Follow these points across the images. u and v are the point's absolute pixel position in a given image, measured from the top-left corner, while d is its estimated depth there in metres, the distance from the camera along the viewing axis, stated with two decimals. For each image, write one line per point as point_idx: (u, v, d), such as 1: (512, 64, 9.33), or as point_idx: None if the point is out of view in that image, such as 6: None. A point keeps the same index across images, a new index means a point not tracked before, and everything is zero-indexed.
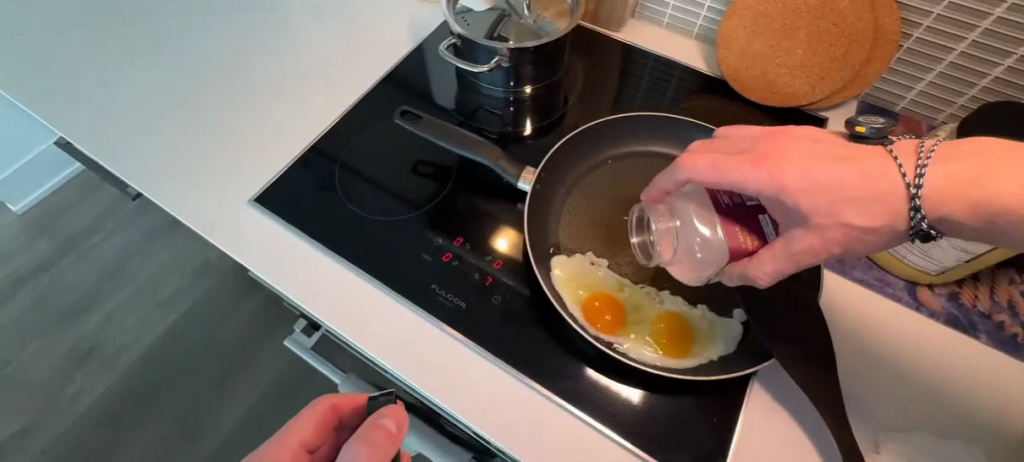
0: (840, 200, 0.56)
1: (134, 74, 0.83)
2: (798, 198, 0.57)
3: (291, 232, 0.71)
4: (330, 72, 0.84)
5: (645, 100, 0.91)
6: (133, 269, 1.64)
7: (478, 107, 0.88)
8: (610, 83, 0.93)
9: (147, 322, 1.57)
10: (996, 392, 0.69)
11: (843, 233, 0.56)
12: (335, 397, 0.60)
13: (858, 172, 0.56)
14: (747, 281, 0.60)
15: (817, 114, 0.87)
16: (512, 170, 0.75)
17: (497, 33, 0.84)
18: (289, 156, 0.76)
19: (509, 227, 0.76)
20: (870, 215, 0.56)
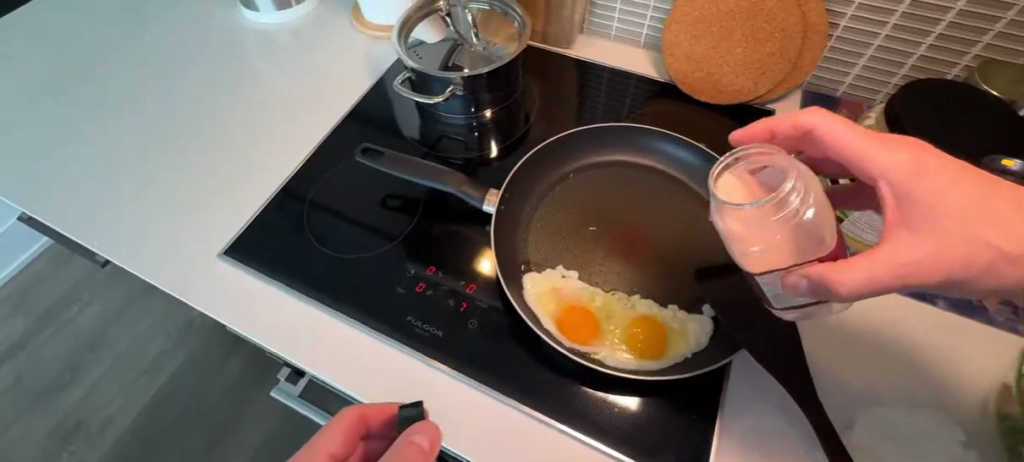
0: (972, 218, 0.47)
1: (83, 153, 0.88)
2: (926, 198, 0.48)
3: (251, 272, 0.71)
4: (290, 125, 0.90)
5: (609, 111, 0.93)
6: (114, 338, 1.62)
7: (441, 136, 0.92)
8: (571, 96, 0.96)
9: (133, 390, 1.54)
10: (955, 357, 0.64)
11: (971, 254, 0.47)
12: (364, 406, 0.58)
13: (1000, 196, 0.48)
14: (828, 293, 0.47)
15: (764, 107, 0.88)
16: (477, 193, 0.70)
17: (451, 63, 0.88)
18: (253, 207, 0.79)
19: (488, 248, 0.71)
20: (998, 238, 0.47)
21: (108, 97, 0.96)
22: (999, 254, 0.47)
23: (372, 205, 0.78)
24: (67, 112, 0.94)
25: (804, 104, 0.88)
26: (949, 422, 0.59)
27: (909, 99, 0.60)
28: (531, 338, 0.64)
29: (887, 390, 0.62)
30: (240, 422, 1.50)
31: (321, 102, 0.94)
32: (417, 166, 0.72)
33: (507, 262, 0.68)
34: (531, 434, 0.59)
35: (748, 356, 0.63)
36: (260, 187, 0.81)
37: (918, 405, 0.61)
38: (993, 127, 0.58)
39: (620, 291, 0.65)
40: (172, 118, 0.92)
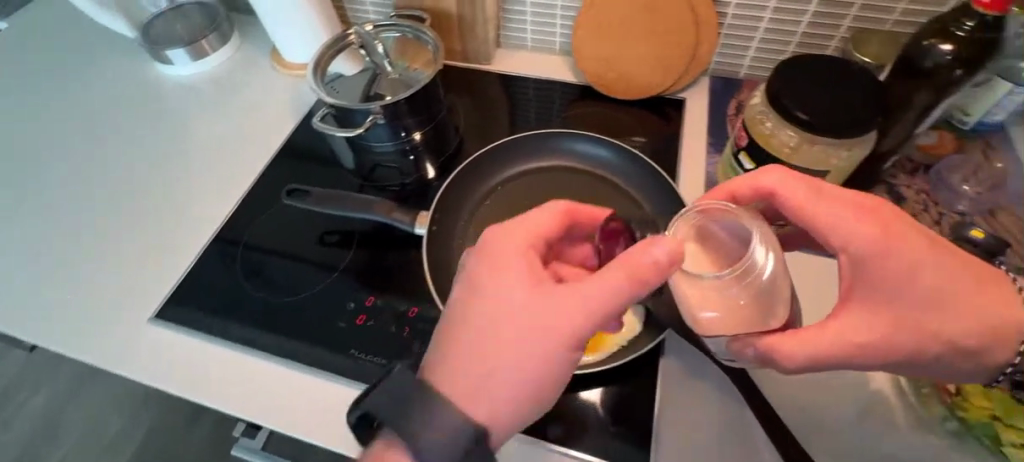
0: (927, 309, 0.53)
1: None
2: (885, 285, 0.53)
3: (187, 331, 0.70)
4: (219, 178, 0.90)
5: (537, 119, 0.97)
6: (67, 424, 1.53)
7: (375, 164, 0.94)
8: (500, 111, 0.99)
9: None
10: None
11: (924, 338, 0.53)
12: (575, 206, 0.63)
13: (961, 286, 0.53)
14: (769, 361, 0.53)
15: (675, 97, 0.93)
16: (407, 217, 0.71)
17: (373, 92, 0.89)
18: (184, 266, 0.77)
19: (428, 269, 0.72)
20: (951, 327, 0.53)
21: (20, 176, 0.92)
22: (953, 343, 0.53)
23: (306, 244, 0.77)
24: None
25: (712, 90, 0.93)
26: None
27: (792, 70, 0.63)
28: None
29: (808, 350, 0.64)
30: None
31: (249, 151, 0.94)
32: (344, 201, 0.72)
33: (445, 281, 0.69)
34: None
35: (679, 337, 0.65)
36: (191, 242, 0.80)
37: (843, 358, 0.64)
38: (860, 97, 0.61)
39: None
40: (94, 186, 0.90)
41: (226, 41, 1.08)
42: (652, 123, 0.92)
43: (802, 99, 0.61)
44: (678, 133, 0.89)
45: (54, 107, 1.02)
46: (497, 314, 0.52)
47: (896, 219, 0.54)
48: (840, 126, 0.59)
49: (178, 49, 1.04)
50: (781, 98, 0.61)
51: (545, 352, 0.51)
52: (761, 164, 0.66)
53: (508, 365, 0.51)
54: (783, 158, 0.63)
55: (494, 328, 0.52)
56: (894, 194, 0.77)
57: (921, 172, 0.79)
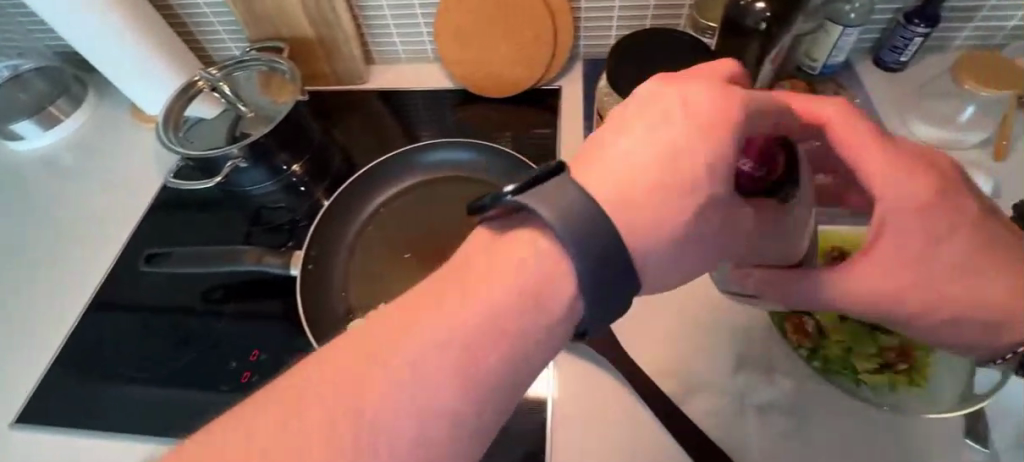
0: (947, 275, 0.45)
1: None
2: (898, 231, 0.44)
3: (59, 429, 0.67)
4: (84, 254, 0.84)
5: (434, 129, 0.93)
6: None
7: (260, 208, 0.88)
8: (388, 127, 0.94)
9: None
10: None
11: (930, 295, 0.45)
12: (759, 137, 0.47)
13: (993, 271, 0.45)
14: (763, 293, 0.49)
15: (551, 86, 0.93)
16: (278, 260, 0.69)
17: (239, 132, 0.84)
18: (49, 358, 0.74)
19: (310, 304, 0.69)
20: (966, 288, 0.45)
21: None
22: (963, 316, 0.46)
23: (183, 306, 0.74)
24: None
25: (585, 74, 0.94)
26: None
27: (636, 44, 0.66)
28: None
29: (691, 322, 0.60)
30: None
31: (113, 218, 0.87)
32: (204, 256, 0.69)
33: (326, 319, 0.67)
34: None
35: None
36: (57, 331, 0.76)
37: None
38: (698, 68, 0.64)
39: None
40: None
41: (79, 103, 0.99)
42: (531, 118, 0.91)
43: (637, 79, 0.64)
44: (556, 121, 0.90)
45: None
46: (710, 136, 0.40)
47: (959, 187, 0.46)
48: None
49: (25, 122, 0.96)
50: (618, 81, 0.64)
51: (674, 210, 0.39)
52: None
53: (637, 233, 0.39)
54: None
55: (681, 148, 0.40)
56: None
57: None
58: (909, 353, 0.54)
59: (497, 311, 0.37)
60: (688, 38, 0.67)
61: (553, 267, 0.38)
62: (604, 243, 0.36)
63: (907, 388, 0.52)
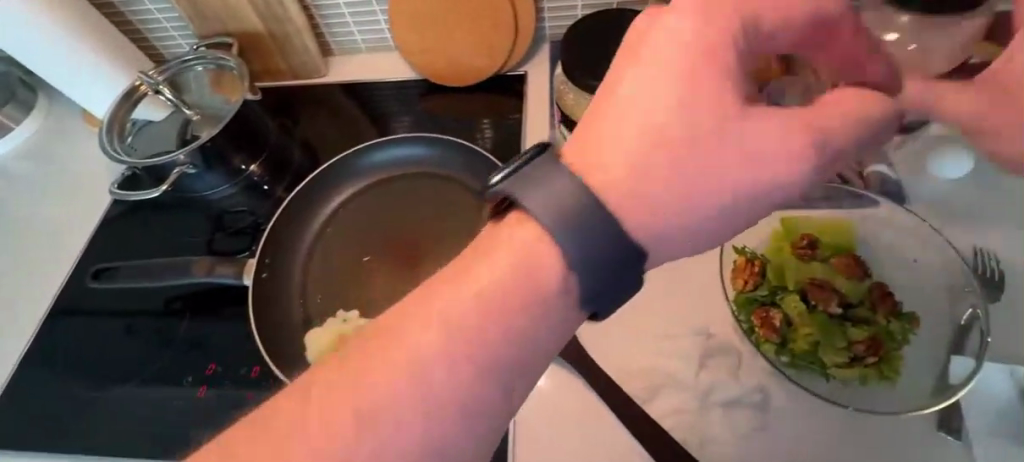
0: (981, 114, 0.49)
1: None
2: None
3: (15, 453, 0.64)
4: (38, 268, 0.79)
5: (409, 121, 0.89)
6: None
7: (222, 212, 0.84)
8: (355, 122, 0.90)
9: None
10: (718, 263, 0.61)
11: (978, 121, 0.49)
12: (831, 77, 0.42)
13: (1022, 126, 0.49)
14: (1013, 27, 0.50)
15: (517, 72, 0.89)
16: (231, 269, 0.66)
17: (190, 134, 0.81)
18: (2, 377, 0.70)
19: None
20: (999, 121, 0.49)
21: None
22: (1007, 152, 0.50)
23: (136, 319, 0.70)
24: None
25: (552, 58, 0.89)
26: None
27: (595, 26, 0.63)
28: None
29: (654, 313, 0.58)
30: None
31: (68, 230, 0.83)
32: (149, 268, 0.66)
33: (283, 331, 0.64)
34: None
35: None
36: (9, 350, 0.72)
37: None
38: None
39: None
40: None
41: (28, 108, 0.94)
42: (498, 106, 0.87)
43: (593, 68, 0.60)
44: (523, 108, 0.86)
45: None
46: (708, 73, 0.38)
47: None
48: None
49: None
50: (574, 71, 0.60)
51: (659, 193, 0.38)
52: None
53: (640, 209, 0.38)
54: None
55: (682, 104, 0.38)
56: None
57: None
58: (878, 346, 0.52)
59: (455, 323, 0.37)
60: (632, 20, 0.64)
61: (530, 258, 0.37)
62: (600, 227, 0.36)
63: (877, 381, 0.51)
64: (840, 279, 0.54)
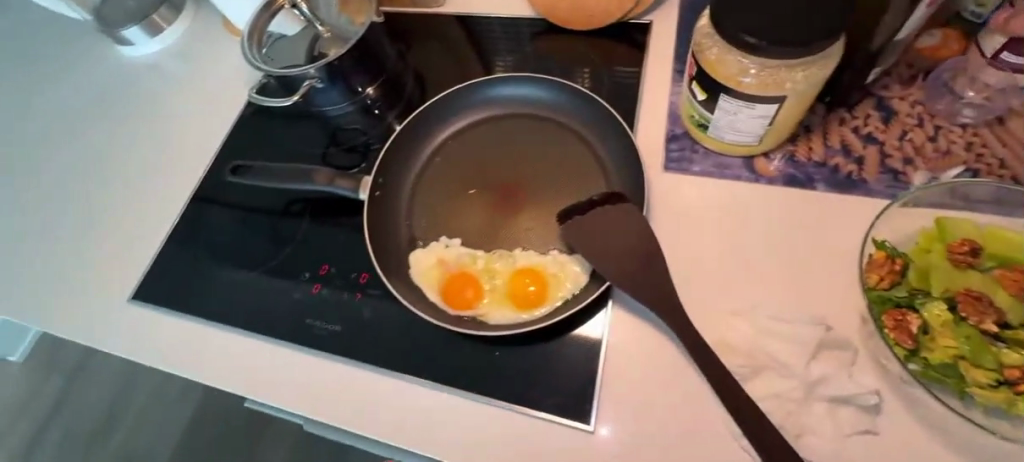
0: None
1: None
2: None
3: (160, 311, 0.74)
4: (183, 158, 0.89)
5: (511, 61, 0.87)
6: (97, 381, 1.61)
7: (336, 128, 0.90)
8: (464, 56, 0.90)
9: (136, 424, 1.54)
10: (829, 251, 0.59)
11: None
12: None
13: None
14: None
15: (641, 20, 0.83)
16: (348, 183, 0.70)
17: (317, 51, 0.84)
18: (154, 246, 0.80)
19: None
20: None
21: (16, 162, 0.97)
22: None
23: (263, 215, 0.79)
24: None
25: (682, 7, 0.82)
26: (853, 307, 0.55)
27: None
28: (410, 314, 0.65)
29: (758, 292, 0.58)
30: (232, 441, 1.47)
31: (208, 128, 0.91)
32: (280, 171, 0.71)
33: (388, 247, 0.68)
34: (420, 401, 0.60)
35: None
36: (158, 224, 0.82)
37: (795, 304, 0.57)
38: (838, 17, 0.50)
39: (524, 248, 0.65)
40: (71, 178, 0.91)
41: (179, 12, 1.02)
42: (615, 55, 0.82)
43: (752, 17, 0.51)
44: (643, 58, 0.80)
45: (34, 93, 1.04)
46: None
47: None
48: (794, 44, 0.49)
49: (132, 27, 0.99)
50: (723, 23, 0.52)
51: None
52: (713, 93, 0.57)
53: None
54: (734, 87, 0.54)
55: None
56: (884, 107, 0.66)
57: (920, 79, 0.67)
58: None
59: None
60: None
61: None
62: None
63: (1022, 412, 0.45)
64: (1000, 295, 0.49)
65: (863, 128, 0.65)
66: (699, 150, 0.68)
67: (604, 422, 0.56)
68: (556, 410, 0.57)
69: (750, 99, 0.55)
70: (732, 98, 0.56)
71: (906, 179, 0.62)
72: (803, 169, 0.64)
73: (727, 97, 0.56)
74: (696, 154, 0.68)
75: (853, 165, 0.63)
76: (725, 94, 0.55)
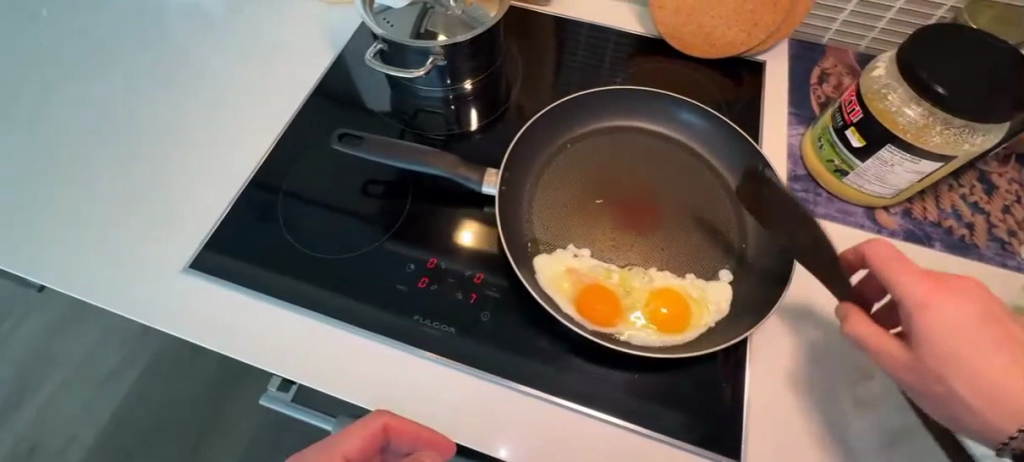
0: None
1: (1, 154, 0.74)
2: None
3: (222, 284, 0.64)
4: (246, 113, 0.78)
5: (613, 73, 0.85)
6: (36, 352, 1.36)
7: (418, 110, 0.82)
8: (550, 57, 0.87)
9: (84, 405, 1.32)
10: None
11: None
12: (389, 417, 0.54)
13: None
14: None
15: (753, 59, 0.84)
16: (473, 175, 0.65)
17: (424, 29, 0.75)
18: (217, 209, 0.70)
19: (473, 220, 0.69)
20: None
21: (24, 85, 0.80)
22: None
23: (350, 192, 0.71)
24: None
25: (792, 54, 0.84)
26: None
27: (936, 32, 0.56)
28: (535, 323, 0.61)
29: None
30: None
31: (278, 86, 0.81)
32: (399, 148, 0.66)
33: (513, 248, 0.63)
34: (545, 417, 0.56)
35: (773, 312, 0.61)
36: (221, 185, 0.72)
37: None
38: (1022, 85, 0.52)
39: (657, 269, 0.62)
40: (98, 115, 0.78)
41: None
42: (726, 87, 0.82)
43: (943, 74, 0.53)
44: (758, 96, 0.80)
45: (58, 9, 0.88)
46: (998, 383, 0.46)
47: None
48: (987, 107, 0.51)
49: None
50: (913, 75, 0.54)
51: None
52: (873, 144, 0.59)
53: None
54: (912, 140, 0.56)
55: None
56: (985, 181, 0.71)
57: (1012, 160, 0.72)
58: None
59: None
60: (1006, 45, 0.55)
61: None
62: None
63: None
64: None
65: (969, 196, 0.69)
66: (822, 194, 0.70)
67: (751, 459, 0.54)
68: (700, 442, 0.54)
69: (919, 154, 0.56)
70: (899, 150, 0.57)
71: (1012, 249, 0.66)
72: (921, 227, 0.67)
73: (894, 148, 0.57)
74: (819, 197, 0.69)
75: (965, 229, 0.67)
76: (894, 145, 0.57)
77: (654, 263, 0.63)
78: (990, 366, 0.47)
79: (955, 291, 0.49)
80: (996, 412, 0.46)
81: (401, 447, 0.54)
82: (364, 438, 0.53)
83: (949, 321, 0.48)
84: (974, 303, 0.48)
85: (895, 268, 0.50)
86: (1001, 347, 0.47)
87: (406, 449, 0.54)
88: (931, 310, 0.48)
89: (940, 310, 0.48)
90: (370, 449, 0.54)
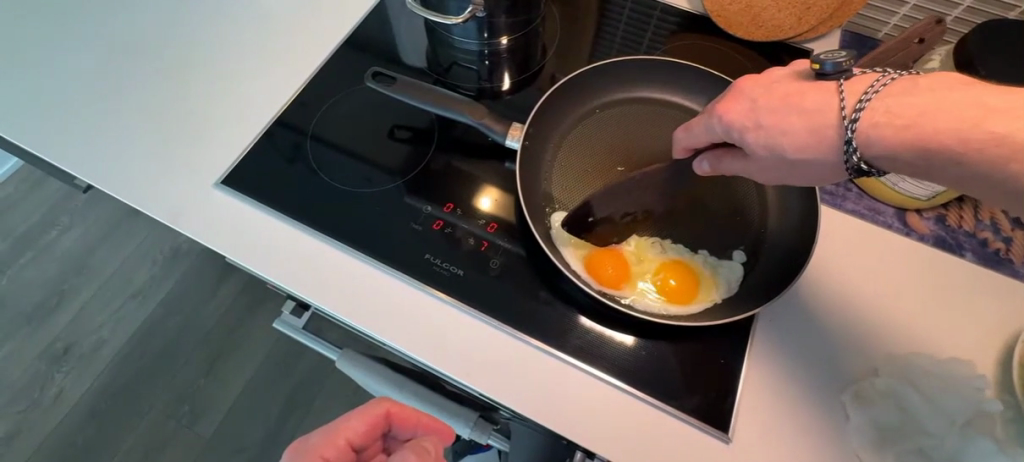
0: None
1: (65, 58, 0.78)
2: None
3: (250, 203, 0.67)
4: (286, 46, 0.80)
5: (654, 46, 0.83)
6: (82, 262, 1.47)
7: (452, 63, 0.82)
8: (591, 23, 0.85)
9: (117, 315, 1.41)
10: (975, 320, 0.59)
11: None
12: (393, 403, 0.58)
13: None
14: None
15: (800, 46, 0.81)
16: (497, 126, 0.67)
17: None
18: (252, 133, 0.72)
19: (492, 186, 0.69)
20: None
21: None
22: None
23: (379, 134, 0.73)
24: (43, 11, 0.82)
25: (844, 44, 0.80)
26: (992, 376, 0.56)
27: (1002, 26, 0.58)
28: (543, 276, 0.63)
29: (901, 343, 0.58)
30: (222, 357, 1.37)
31: (322, 24, 0.82)
32: (422, 92, 0.68)
33: (527, 200, 0.65)
34: (542, 368, 0.57)
35: (784, 298, 0.60)
36: (258, 110, 0.74)
37: (958, 362, 0.55)
38: None
39: (599, 216, 0.61)
40: (149, 31, 0.81)
41: None
42: (768, 72, 0.79)
43: (1004, 69, 0.55)
44: None
45: None
46: (815, 118, 0.46)
47: None
48: None
49: None
50: (975, 68, 0.55)
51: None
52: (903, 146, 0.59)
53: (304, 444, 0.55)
54: None
55: (323, 434, 0.55)
56: None
57: None
58: None
59: None
60: None
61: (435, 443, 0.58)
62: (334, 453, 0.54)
63: None
64: None
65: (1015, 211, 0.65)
66: (851, 190, 0.68)
67: (741, 437, 0.54)
68: (694, 414, 0.55)
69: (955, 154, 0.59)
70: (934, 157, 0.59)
71: None
72: (953, 234, 0.64)
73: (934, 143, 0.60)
74: (849, 193, 0.67)
75: (1001, 242, 0.64)
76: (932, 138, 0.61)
77: (591, 208, 0.60)
78: (805, 110, 0.46)
79: (739, 98, 0.50)
80: (815, 133, 0.46)
81: (403, 433, 0.59)
82: (374, 407, 0.57)
83: (769, 113, 0.48)
84: (760, 91, 0.49)
85: (721, 112, 0.51)
86: (806, 97, 0.47)
87: (407, 436, 0.59)
88: (757, 125, 0.48)
89: (754, 102, 0.49)
90: (371, 437, 0.57)
